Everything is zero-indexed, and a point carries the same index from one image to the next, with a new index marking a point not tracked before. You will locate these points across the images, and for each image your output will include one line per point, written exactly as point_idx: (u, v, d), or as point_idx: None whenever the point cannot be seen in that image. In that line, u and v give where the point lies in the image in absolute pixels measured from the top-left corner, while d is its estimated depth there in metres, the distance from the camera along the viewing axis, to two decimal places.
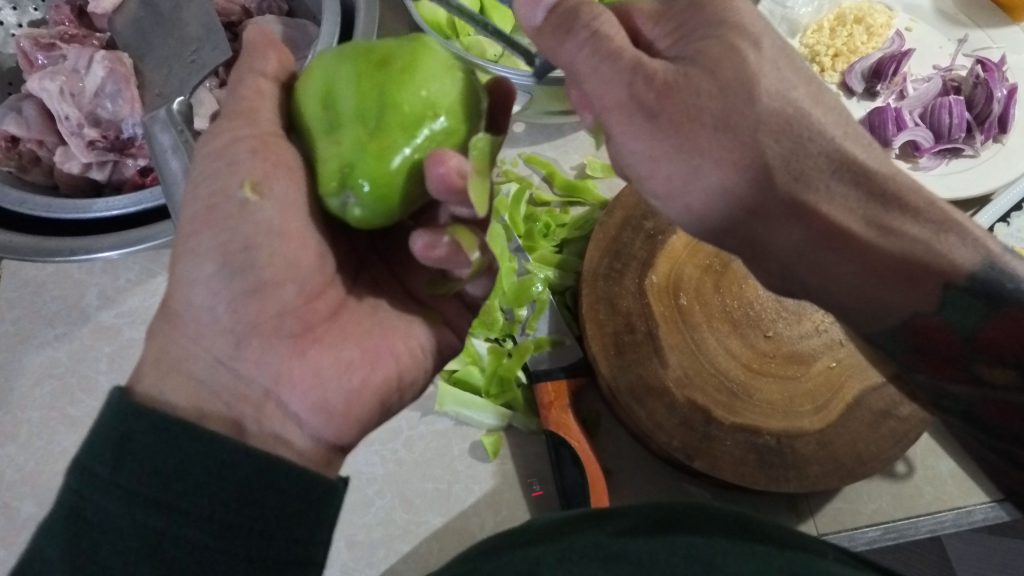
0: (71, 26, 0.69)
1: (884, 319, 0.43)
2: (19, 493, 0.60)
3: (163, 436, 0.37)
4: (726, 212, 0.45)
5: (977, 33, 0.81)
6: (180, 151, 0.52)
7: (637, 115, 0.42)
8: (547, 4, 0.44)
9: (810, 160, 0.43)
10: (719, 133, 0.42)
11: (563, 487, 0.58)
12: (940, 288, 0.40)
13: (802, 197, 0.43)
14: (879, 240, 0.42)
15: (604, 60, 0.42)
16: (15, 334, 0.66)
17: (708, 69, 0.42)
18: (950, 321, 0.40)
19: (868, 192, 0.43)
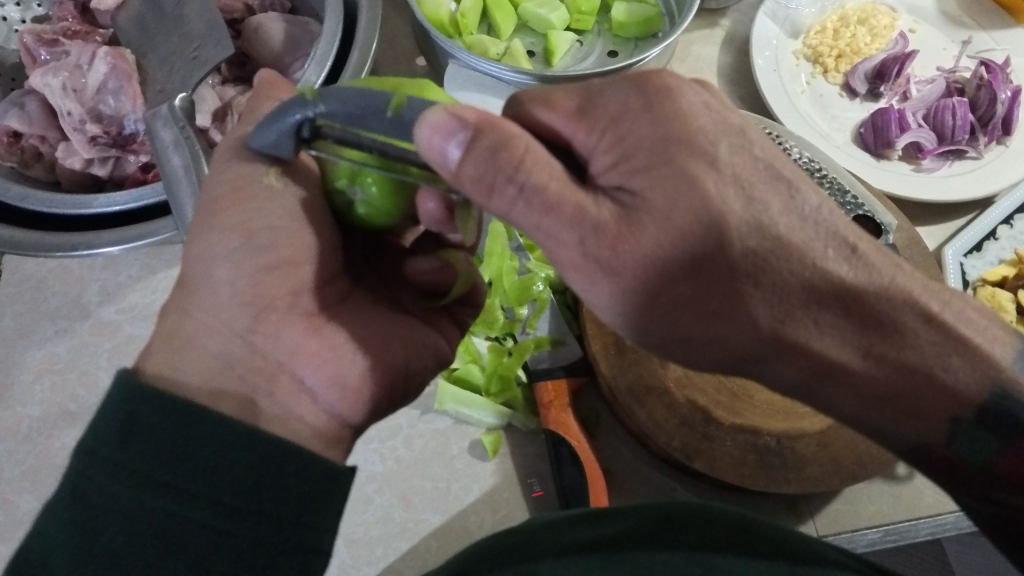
0: (74, 22, 0.69)
1: (896, 443, 0.42)
2: (18, 489, 0.61)
3: (168, 417, 0.37)
4: (716, 353, 0.41)
5: (980, 35, 0.81)
6: (181, 147, 0.52)
7: (593, 273, 0.37)
8: (462, 138, 0.34)
9: (785, 296, 0.38)
10: (688, 281, 0.37)
11: (562, 485, 0.58)
12: (944, 420, 0.40)
13: (789, 337, 0.39)
14: (864, 367, 0.40)
15: (544, 216, 0.35)
16: (16, 330, 0.66)
17: (656, 217, 0.35)
18: (957, 451, 0.41)
19: (856, 320, 0.39)
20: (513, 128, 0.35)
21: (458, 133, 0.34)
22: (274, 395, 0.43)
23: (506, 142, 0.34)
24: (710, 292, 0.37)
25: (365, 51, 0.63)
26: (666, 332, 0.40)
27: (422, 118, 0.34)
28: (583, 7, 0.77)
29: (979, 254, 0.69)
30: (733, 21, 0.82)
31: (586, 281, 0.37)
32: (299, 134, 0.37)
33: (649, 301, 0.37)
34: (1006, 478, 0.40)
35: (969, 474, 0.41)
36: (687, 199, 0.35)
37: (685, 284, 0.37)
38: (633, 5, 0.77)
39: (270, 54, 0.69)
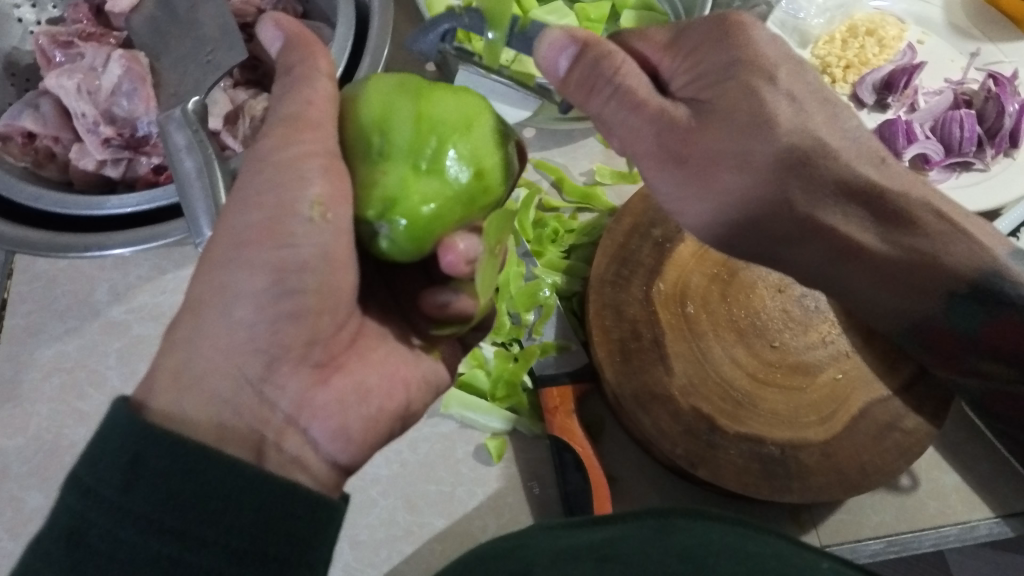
0: (89, 24, 0.70)
1: (897, 320, 0.59)
2: (26, 486, 0.61)
3: (176, 459, 0.38)
4: (764, 236, 0.53)
5: (988, 47, 0.81)
6: (194, 150, 0.53)
7: (666, 160, 0.48)
8: (571, 52, 0.47)
9: (820, 189, 0.52)
10: (744, 176, 0.48)
11: (565, 492, 0.58)
12: (943, 294, 0.55)
13: (814, 220, 0.52)
14: (884, 252, 0.55)
15: (631, 111, 0.47)
16: (26, 328, 0.67)
17: (722, 116, 0.47)
18: (952, 320, 0.55)
19: (874, 213, 0.54)
20: (612, 44, 0.47)
21: (569, 48, 0.47)
22: (282, 440, 0.44)
23: (604, 57, 0.46)
24: (768, 187, 0.49)
25: (376, 57, 0.64)
26: (717, 224, 0.52)
27: (544, 37, 0.47)
28: (591, 14, 0.79)
29: None
30: None
31: (652, 164, 0.49)
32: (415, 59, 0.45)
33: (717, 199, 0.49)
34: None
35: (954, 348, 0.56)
36: (741, 100, 0.47)
37: (737, 176, 0.48)
38: (642, 13, 0.78)
39: None
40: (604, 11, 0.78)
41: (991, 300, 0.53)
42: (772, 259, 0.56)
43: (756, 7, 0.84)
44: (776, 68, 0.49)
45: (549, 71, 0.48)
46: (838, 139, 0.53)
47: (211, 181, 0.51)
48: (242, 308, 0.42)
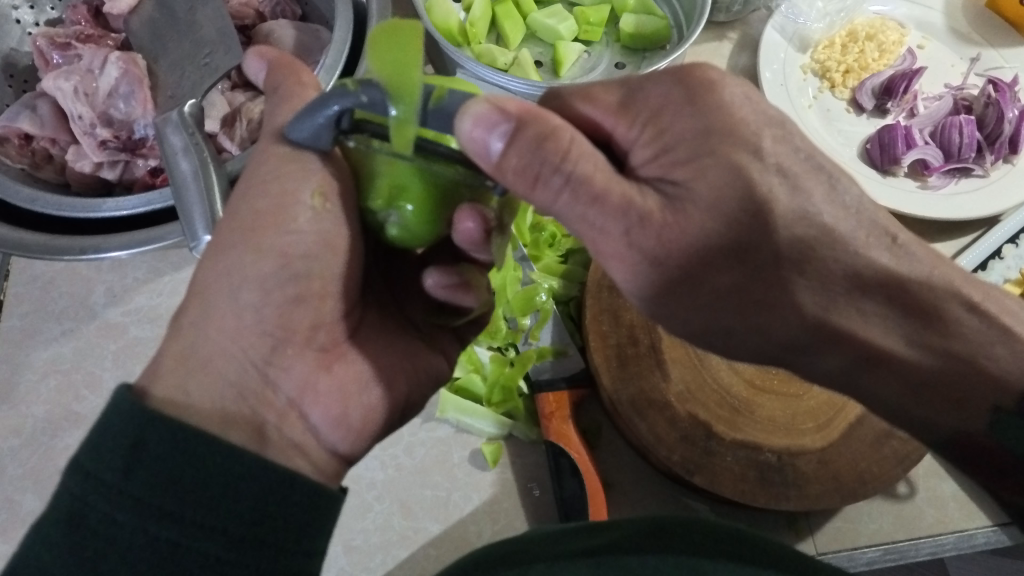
0: (87, 25, 0.70)
1: (935, 436, 0.49)
2: (21, 488, 0.61)
3: (175, 445, 0.38)
4: (760, 338, 0.48)
5: (988, 53, 0.81)
6: (190, 153, 0.53)
7: (638, 261, 0.42)
8: (503, 131, 0.36)
9: (831, 289, 0.45)
10: (736, 276, 0.43)
11: (562, 498, 0.58)
12: (987, 413, 0.47)
13: (829, 323, 0.46)
14: (914, 357, 0.47)
15: (589, 207, 0.39)
16: (23, 330, 0.67)
17: (701, 204, 0.41)
18: (1000, 440, 0.47)
19: (902, 310, 0.47)
20: (556, 120, 0.38)
21: (502, 124, 0.36)
22: (285, 425, 0.46)
23: (547, 137, 0.37)
24: (754, 284, 0.44)
25: None
26: (706, 317, 0.46)
27: (465, 110, 0.36)
28: (591, 17, 0.78)
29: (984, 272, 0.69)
30: (741, 34, 0.82)
31: (625, 266, 0.42)
32: (339, 126, 0.38)
33: (677, 284, 0.43)
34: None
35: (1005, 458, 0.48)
36: (726, 169, 0.41)
37: (728, 272, 0.43)
38: (641, 16, 0.77)
39: None
40: (604, 14, 0.78)
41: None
42: (790, 364, 0.50)
43: (756, 11, 0.83)
44: (759, 138, 0.42)
45: (480, 155, 0.37)
46: (836, 216, 0.45)
47: (206, 184, 0.51)
48: (248, 291, 0.44)
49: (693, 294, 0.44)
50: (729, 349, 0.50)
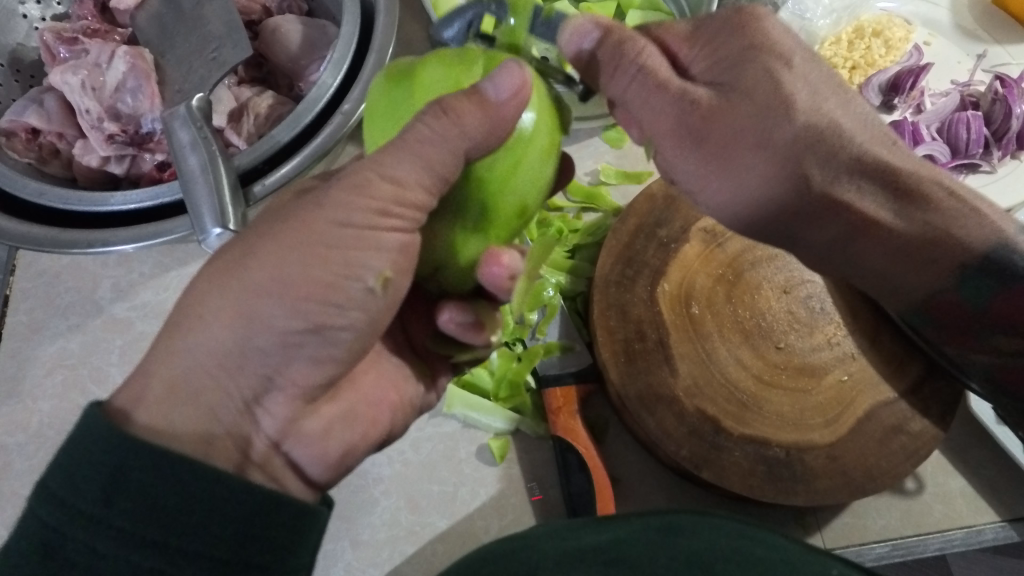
0: (94, 21, 0.70)
1: (910, 296, 0.59)
2: (27, 483, 0.61)
3: (155, 476, 0.37)
4: (782, 215, 0.52)
5: (995, 49, 0.81)
6: (198, 147, 0.55)
7: (685, 138, 0.47)
8: (595, 36, 0.47)
9: (836, 163, 0.49)
10: (779, 159, 0.48)
11: (569, 492, 0.58)
12: (953, 269, 0.56)
13: (834, 195, 0.51)
14: (894, 225, 0.54)
15: (653, 91, 0.47)
16: (29, 325, 0.67)
17: (742, 95, 0.47)
18: (964, 295, 0.58)
19: (891, 191, 0.52)
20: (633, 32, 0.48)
21: (592, 32, 0.47)
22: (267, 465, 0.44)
23: (626, 40, 0.47)
24: (788, 165, 0.48)
25: (381, 55, 0.64)
26: (747, 204, 0.51)
27: (569, 24, 0.48)
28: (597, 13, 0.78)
29: None
30: None
31: (678, 147, 0.48)
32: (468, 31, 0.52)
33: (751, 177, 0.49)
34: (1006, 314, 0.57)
35: (971, 309, 0.58)
36: (762, 78, 0.47)
37: (755, 151, 0.47)
38: (648, 13, 0.77)
39: (286, 56, 0.69)
40: (610, 9, 0.78)
41: (1005, 272, 0.55)
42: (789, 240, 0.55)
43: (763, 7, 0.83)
44: (791, 54, 0.48)
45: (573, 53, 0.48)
46: (846, 117, 0.50)
47: (215, 177, 0.54)
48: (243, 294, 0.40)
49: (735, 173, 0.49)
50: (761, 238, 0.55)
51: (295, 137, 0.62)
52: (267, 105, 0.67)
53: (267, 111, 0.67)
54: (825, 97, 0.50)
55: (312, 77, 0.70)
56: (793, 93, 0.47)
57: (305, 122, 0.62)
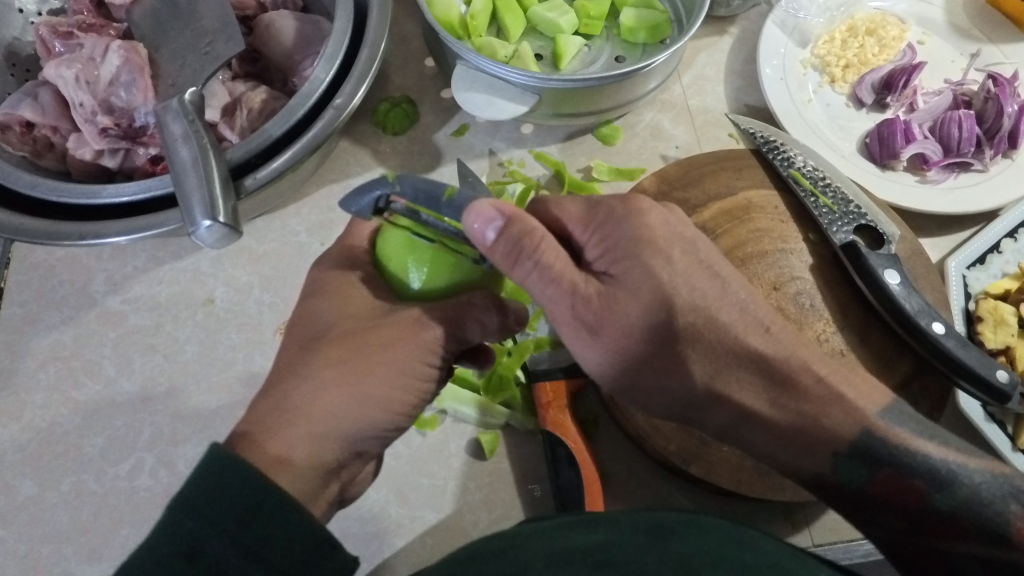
0: (89, 15, 0.70)
1: (798, 473, 0.50)
2: (20, 474, 0.62)
3: (287, 514, 0.40)
4: (667, 398, 0.50)
5: (989, 48, 0.81)
6: (190, 139, 0.56)
7: (579, 330, 0.46)
8: (498, 224, 0.43)
9: (718, 354, 0.48)
10: (654, 347, 0.47)
11: (558, 486, 0.59)
12: (826, 455, 0.48)
13: (719, 390, 0.49)
14: (775, 413, 0.49)
15: (553, 281, 0.45)
16: (22, 317, 0.67)
17: (633, 293, 0.46)
18: (839, 479, 0.48)
19: (767, 377, 0.49)
20: (532, 222, 0.44)
21: (495, 219, 0.43)
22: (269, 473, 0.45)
23: (527, 233, 0.43)
24: (667, 353, 0.48)
25: (374, 50, 0.64)
26: (638, 384, 0.50)
27: (470, 206, 0.43)
28: (592, 11, 0.78)
29: (982, 265, 0.69)
30: (742, 29, 0.83)
31: (572, 334, 0.47)
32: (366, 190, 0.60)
33: (625, 363, 0.48)
34: (877, 500, 0.47)
35: (849, 496, 0.48)
36: (644, 282, 0.47)
37: (645, 346, 0.47)
38: (642, 10, 0.77)
39: (280, 51, 0.70)
40: (604, 8, 0.78)
41: (872, 461, 0.47)
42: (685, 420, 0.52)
43: (756, 6, 0.84)
44: (671, 249, 0.48)
45: (476, 239, 0.44)
46: (723, 305, 0.49)
47: (205, 169, 0.54)
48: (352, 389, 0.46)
49: (629, 361, 0.48)
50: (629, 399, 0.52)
51: (287, 131, 0.62)
52: (261, 99, 0.68)
53: (260, 106, 0.67)
54: (699, 290, 0.49)
55: (305, 72, 0.70)
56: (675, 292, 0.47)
57: (298, 116, 0.62)
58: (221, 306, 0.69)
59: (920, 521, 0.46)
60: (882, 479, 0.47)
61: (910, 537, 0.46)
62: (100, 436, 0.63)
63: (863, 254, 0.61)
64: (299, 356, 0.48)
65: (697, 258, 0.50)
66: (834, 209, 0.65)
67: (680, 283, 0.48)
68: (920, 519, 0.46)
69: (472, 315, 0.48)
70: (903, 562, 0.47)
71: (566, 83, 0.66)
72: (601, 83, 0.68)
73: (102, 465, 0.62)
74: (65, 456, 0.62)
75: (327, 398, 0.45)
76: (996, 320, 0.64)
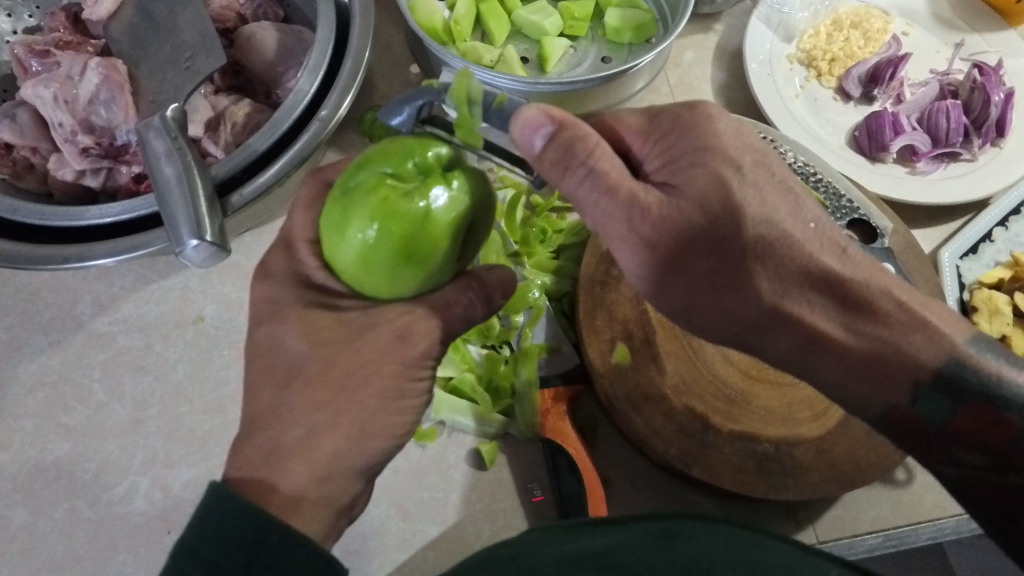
0: (66, 32, 0.69)
1: (865, 409, 0.46)
2: (11, 504, 0.60)
3: (293, 549, 0.41)
4: (727, 323, 0.47)
5: (973, 38, 0.81)
6: (173, 157, 0.55)
7: (637, 246, 0.43)
8: (546, 131, 0.42)
9: (788, 276, 0.45)
10: (711, 261, 0.44)
11: (559, 495, 0.58)
12: (907, 385, 0.44)
13: (787, 311, 0.45)
14: (848, 338, 0.45)
15: (603, 195, 0.42)
16: (8, 343, 0.66)
17: (693, 199, 0.43)
18: (919, 411, 0.45)
19: (842, 301, 0.45)
20: (586, 127, 0.42)
21: (545, 126, 0.42)
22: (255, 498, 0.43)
23: (580, 137, 0.42)
24: (727, 267, 0.44)
25: (358, 60, 0.63)
26: (681, 303, 0.47)
27: (519, 113, 0.43)
28: (576, 13, 0.77)
29: (974, 255, 0.69)
30: (727, 26, 0.83)
31: (624, 247, 0.44)
32: (419, 116, 0.49)
33: (666, 270, 0.44)
34: (962, 437, 0.44)
35: (927, 430, 0.45)
36: (712, 182, 0.44)
37: (706, 261, 0.44)
38: (627, 11, 0.76)
39: (262, 64, 0.69)
40: (589, 9, 0.77)
41: (959, 393, 0.43)
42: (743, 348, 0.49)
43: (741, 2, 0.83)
44: (740, 158, 0.45)
45: (523, 148, 0.43)
46: (801, 230, 0.46)
47: (190, 188, 0.53)
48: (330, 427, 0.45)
49: (677, 278, 0.45)
50: (682, 323, 0.49)
51: (272, 146, 0.61)
52: (244, 113, 0.67)
53: (244, 120, 0.66)
54: (770, 206, 0.45)
55: (289, 84, 0.69)
56: (744, 201, 0.44)
57: (283, 129, 0.61)
58: (211, 324, 0.67)
59: (1007, 459, 0.43)
60: (971, 412, 0.43)
61: (991, 477, 0.44)
62: (92, 462, 0.62)
63: (857, 245, 0.60)
64: (281, 394, 0.46)
65: (759, 188, 0.45)
66: (826, 204, 0.65)
67: (751, 194, 0.44)
68: (1008, 458, 0.43)
69: (458, 310, 0.48)
70: (971, 500, 0.44)
71: (553, 87, 0.65)
72: (588, 85, 0.67)
73: (95, 491, 0.61)
74: (57, 483, 0.61)
75: (324, 439, 0.45)
76: (991, 309, 0.64)
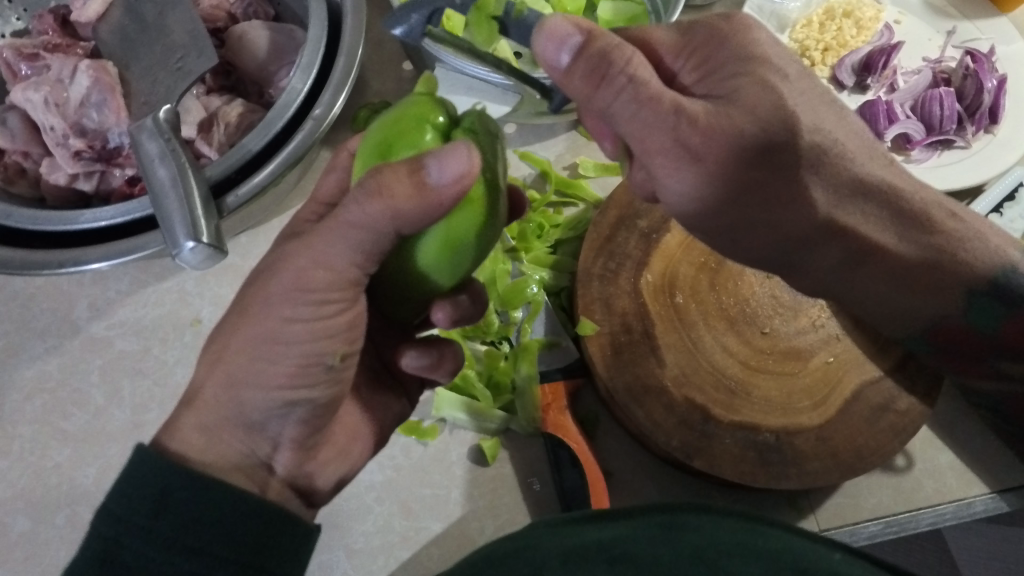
0: (54, 35, 0.69)
1: (917, 321, 0.56)
2: (13, 511, 0.60)
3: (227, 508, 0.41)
4: (776, 235, 0.52)
5: (965, 25, 0.81)
6: (167, 158, 0.55)
7: (682, 158, 0.44)
8: (574, 42, 0.42)
9: (840, 186, 0.50)
10: (761, 175, 0.46)
11: (564, 488, 0.58)
12: (960, 293, 0.53)
13: (838, 222, 0.51)
14: (898, 249, 0.54)
15: (643, 107, 0.43)
16: (5, 349, 0.65)
17: (742, 108, 0.44)
18: (970, 320, 0.53)
19: (892, 213, 0.53)
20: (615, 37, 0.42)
21: (572, 37, 0.42)
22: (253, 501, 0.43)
23: (614, 48, 0.42)
24: (774, 181, 0.47)
25: (351, 57, 0.63)
26: (730, 218, 0.49)
27: (543, 26, 0.42)
28: (568, 6, 0.76)
29: None
30: (720, 17, 0.82)
31: (669, 166, 0.45)
32: None
33: (717, 187, 0.46)
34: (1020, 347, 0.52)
35: (973, 335, 0.54)
36: (762, 94, 0.45)
37: (756, 172, 0.46)
38: (619, 3, 0.76)
39: (254, 63, 0.68)
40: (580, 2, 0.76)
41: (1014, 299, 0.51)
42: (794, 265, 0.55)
43: None
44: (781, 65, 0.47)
45: (550, 66, 0.43)
46: (828, 140, 0.48)
47: (185, 189, 0.53)
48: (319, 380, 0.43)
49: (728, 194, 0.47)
50: (728, 243, 0.53)
51: (266, 146, 0.61)
52: (237, 113, 0.66)
53: (237, 120, 0.66)
54: (803, 118, 0.47)
55: (281, 83, 0.69)
56: (794, 109, 0.46)
57: (276, 129, 0.61)
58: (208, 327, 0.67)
59: None
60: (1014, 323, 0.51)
61: None
62: (93, 466, 0.62)
63: None
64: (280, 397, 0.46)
65: (807, 92, 0.48)
66: None
67: (799, 99, 0.47)
68: None
69: None
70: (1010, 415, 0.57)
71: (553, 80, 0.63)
72: None
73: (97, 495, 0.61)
74: (57, 488, 0.61)
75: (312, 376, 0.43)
76: None
